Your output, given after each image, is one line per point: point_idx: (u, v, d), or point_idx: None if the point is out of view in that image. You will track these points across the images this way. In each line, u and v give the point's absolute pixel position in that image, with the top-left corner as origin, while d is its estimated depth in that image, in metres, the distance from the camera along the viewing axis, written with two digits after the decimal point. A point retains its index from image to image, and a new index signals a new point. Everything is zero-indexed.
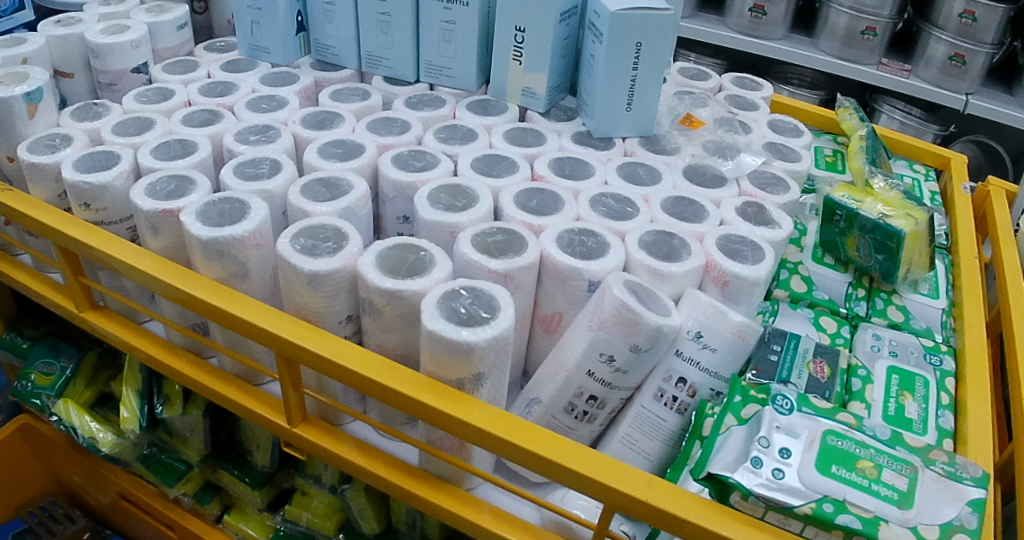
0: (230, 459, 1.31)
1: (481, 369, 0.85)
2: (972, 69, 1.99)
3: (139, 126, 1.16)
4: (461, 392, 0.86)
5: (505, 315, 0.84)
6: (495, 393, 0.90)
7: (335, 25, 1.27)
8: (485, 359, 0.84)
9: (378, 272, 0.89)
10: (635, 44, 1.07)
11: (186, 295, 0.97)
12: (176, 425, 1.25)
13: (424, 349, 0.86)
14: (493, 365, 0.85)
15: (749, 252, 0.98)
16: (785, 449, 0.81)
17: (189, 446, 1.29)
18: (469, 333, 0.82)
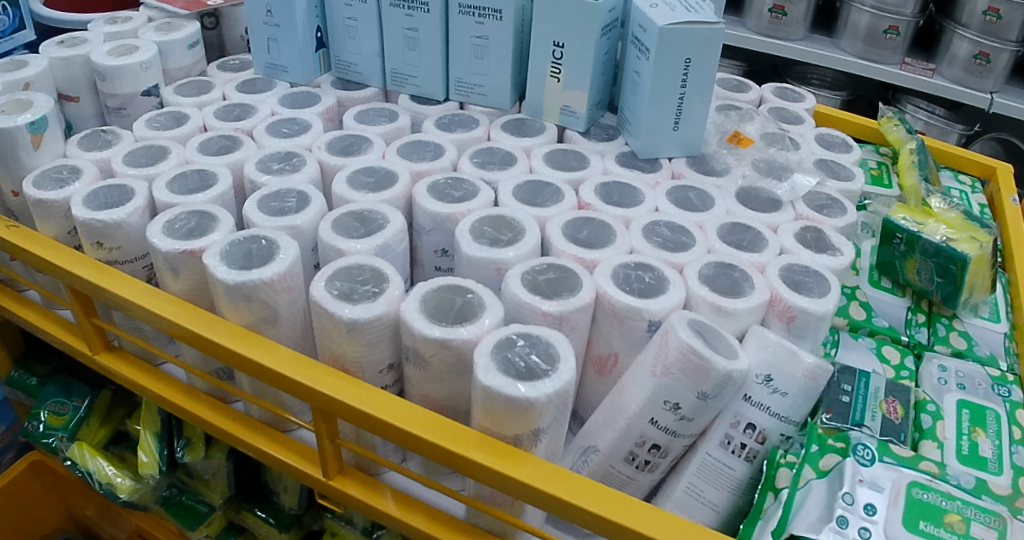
0: (254, 500, 1.26)
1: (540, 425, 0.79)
2: (998, 67, 1.88)
3: (152, 155, 1.09)
4: (516, 448, 0.80)
5: (564, 367, 0.78)
6: (552, 445, 0.84)
7: (358, 41, 1.20)
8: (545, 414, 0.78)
9: (424, 319, 0.82)
10: (684, 60, 1.00)
11: (210, 342, 0.90)
12: (197, 468, 1.20)
13: (478, 403, 0.80)
14: (553, 419, 0.79)
15: (815, 283, 0.91)
16: (870, 505, 0.74)
17: (211, 488, 1.23)
18: (527, 389, 0.75)
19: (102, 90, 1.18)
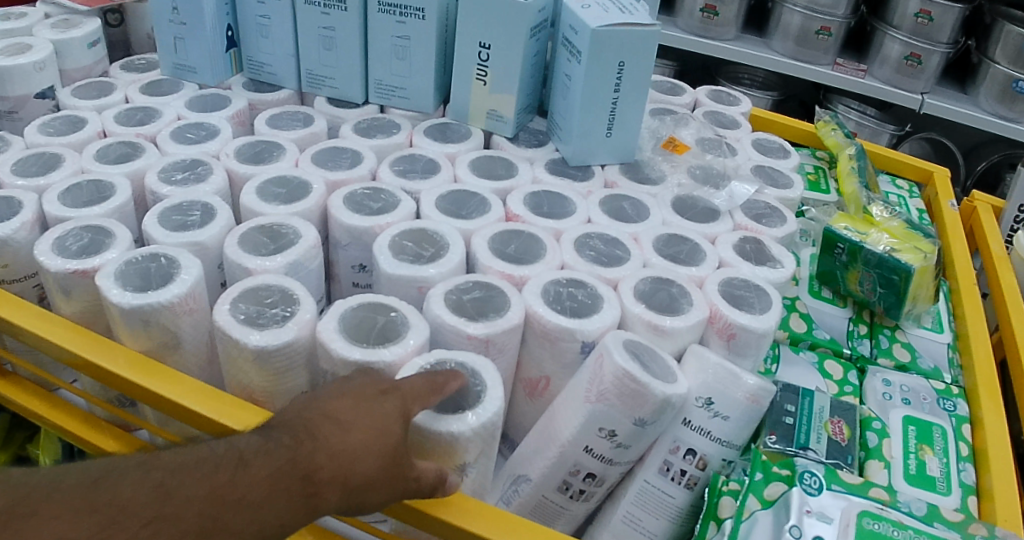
0: None
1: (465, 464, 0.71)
2: (929, 67, 1.83)
3: (44, 164, 0.97)
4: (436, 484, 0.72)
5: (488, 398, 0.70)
6: (481, 480, 0.77)
7: (271, 40, 1.11)
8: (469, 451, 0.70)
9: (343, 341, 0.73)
10: (617, 63, 0.95)
11: (107, 373, 0.79)
12: None
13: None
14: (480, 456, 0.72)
15: (755, 298, 0.86)
16: (819, 538, 0.69)
17: None
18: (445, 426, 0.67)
19: None
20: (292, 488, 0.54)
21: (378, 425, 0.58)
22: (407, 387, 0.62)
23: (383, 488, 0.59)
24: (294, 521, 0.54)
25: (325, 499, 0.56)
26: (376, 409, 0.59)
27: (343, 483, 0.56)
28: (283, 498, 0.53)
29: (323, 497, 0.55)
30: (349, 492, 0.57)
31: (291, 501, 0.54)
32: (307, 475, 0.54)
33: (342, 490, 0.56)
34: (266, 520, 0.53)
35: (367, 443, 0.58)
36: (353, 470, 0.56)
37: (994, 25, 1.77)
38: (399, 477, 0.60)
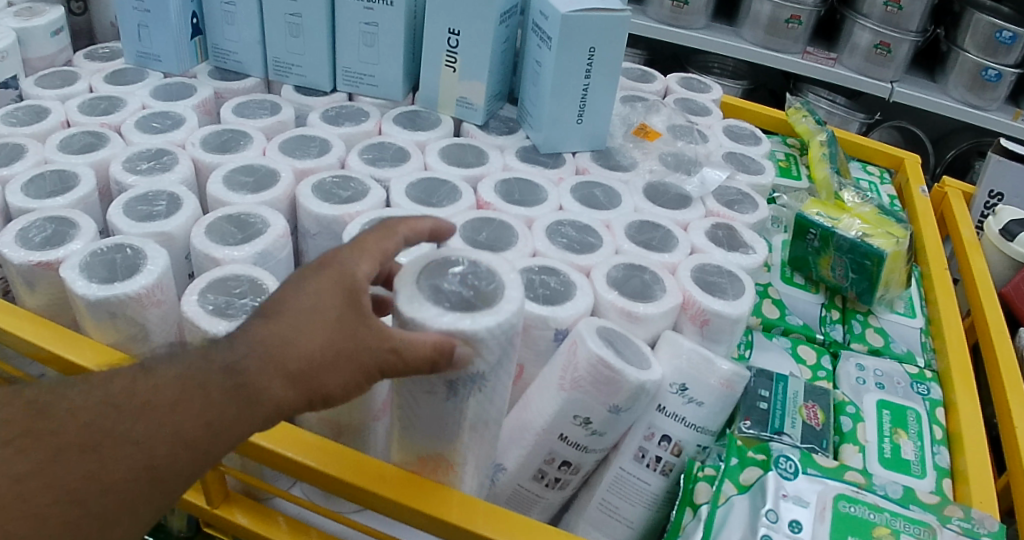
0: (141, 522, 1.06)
1: (482, 366, 0.58)
2: (898, 56, 1.85)
3: (6, 154, 0.93)
4: (423, 478, 0.70)
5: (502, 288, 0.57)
6: (497, 401, 0.65)
7: (236, 28, 1.09)
8: (491, 349, 0.56)
9: None
10: (588, 49, 0.94)
11: (73, 365, 0.76)
12: None
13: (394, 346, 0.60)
14: (499, 357, 0.58)
15: (728, 284, 0.86)
16: (796, 521, 0.69)
17: None
18: (471, 327, 0.54)
19: None
20: (212, 382, 0.47)
21: (313, 304, 0.50)
22: (349, 252, 0.53)
23: (338, 367, 0.49)
24: (229, 418, 0.47)
25: (262, 390, 0.48)
26: (312, 285, 0.51)
27: (282, 372, 0.48)
28: (204, 394, 0.47)
29: (259, 390, 0.47)
30: (290, 379, 0.48)
31: (215, 396, 0.47)
32: (227, 370, 0.47)
33: (282, 379, 0.48)
34: (182, 423, 0.46)
35: (305, 324, 0.49)
36: (285, 354, 0.48)
37: (963, 14, 1.79)
38: (357, 352, 0.50)
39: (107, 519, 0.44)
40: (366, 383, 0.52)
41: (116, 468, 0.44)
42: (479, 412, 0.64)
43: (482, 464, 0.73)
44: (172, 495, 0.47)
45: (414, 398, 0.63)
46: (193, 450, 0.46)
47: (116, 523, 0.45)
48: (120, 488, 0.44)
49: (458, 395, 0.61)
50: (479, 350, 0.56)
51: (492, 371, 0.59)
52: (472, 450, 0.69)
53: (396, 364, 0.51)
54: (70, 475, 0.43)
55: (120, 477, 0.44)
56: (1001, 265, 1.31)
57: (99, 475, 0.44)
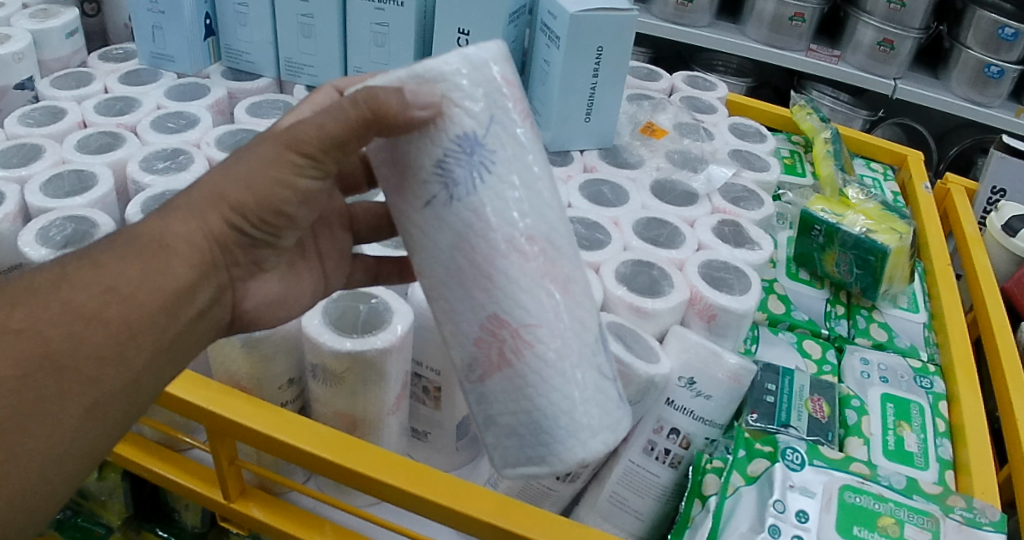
0: (155, 518, 1.07)
1: (470, 125, 0.47)
2: (901, 53, 1.86)
3: (26, 155, 0.94)
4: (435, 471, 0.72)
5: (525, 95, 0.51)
6: (539, 211, 0.49)
7: (249, 28, 1.11)
8: (474, 97, 0.47)
9: (332, 333, 0.74)
10: (596, 48, 0.95)
11: None
12: (88, 488, 1.00)
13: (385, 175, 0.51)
14: (493, 112, 0.48)
15: (735, 280, 0.87)
16: (802, 511, 0.71)
17: (108, 508, 1.03)
18: (445, 62, 0.46)
19: None
20: (106, 250, 0.46)
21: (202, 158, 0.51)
22: None
23: (235, 176, 0.48)
24: (131, 277, 0.46)
25: (165, 233, 0.47)
26: None
27: (175, 212, 0.48)
28: (96, 266, 0.46)
29: (160, 240, 0.47)
30: (188, 212, 0.48)
31: (111, 259, 0.46)
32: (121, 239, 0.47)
33: (185, 222, 0.48)
34: (79, 290, 0.44)
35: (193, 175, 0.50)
36: (177, 200, 0.49)
37: (966, 11, 1.80)
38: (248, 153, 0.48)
39: (9, 423, 0.42)
40: (290, 180, 0.47)
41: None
42: (510, 218, 0.48)
43: (577, 356, 0.51)
44: (91, 388, 0.44)
45: (420, 223, 0.50)
46: (95, 321, 0.44)
47: (24, 428, 0.42)
48: (13, 383, 0.42)
49: (456, 178, 0.47)
50: (456, 97, 0.46)
51: (492, 135, 0.48)
52: (539, 301, 0.49)
53: (303, 128, 0.46)
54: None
55: (5, 373, 0.42)
56: (1003, 260, 1.32)
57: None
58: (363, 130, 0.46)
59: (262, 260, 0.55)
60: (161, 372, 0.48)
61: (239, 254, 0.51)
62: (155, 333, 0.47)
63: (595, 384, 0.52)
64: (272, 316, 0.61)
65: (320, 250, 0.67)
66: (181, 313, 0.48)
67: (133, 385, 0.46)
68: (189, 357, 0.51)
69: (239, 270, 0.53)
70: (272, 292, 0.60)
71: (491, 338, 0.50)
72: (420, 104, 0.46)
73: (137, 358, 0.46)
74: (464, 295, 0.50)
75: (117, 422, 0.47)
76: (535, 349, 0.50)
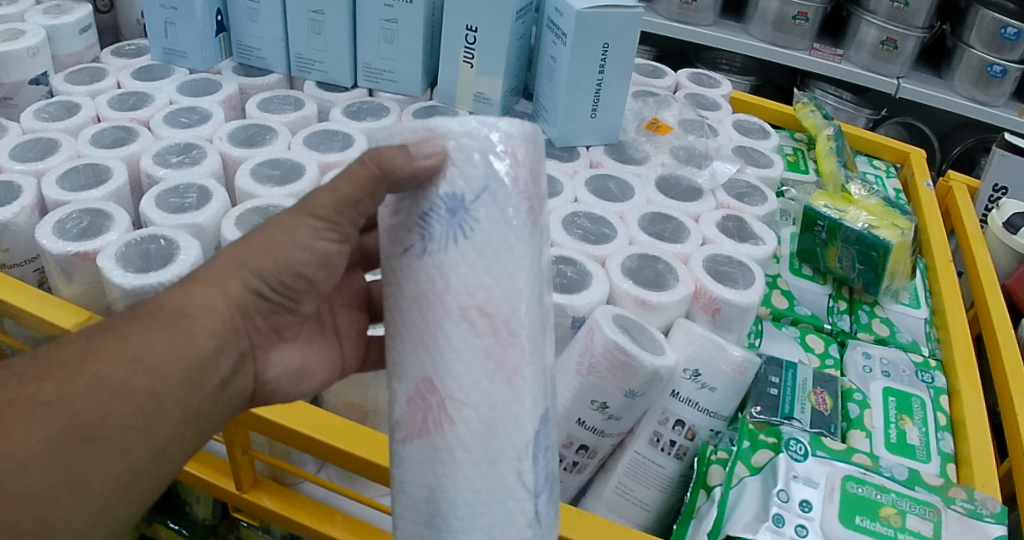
0: (166, 510, 1.09)
1: (461, 186, 0.49)
2: (904, 52, 1.87)
3: (41, 149, 0.96)
4: None
5: (541, 169, 0.52)
6: (502, 288, 0.49)
7: (259, 25, 1.12)
8: (473, 163, 0.49)
9: None
10: (602, 45, 0.97)
11: None
12: None
13: (387, 232, 0.53)
14: (488, 181, 0.49)
15: (739, 274, 0.88)
16: (805, 501, 0.72)
17: None
18: (458, 123, 0.49)
19: None
20: (129, 322, 0.50)
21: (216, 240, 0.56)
22: None
23: (254, 256, 0.53)
24: (155, 349, 0.49)
25: (190, 311, 0.51)
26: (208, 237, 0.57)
27: (197, 287, 0.52)
28: (122, 338, 0.49)
29: (181, 312, 0.51)
30: (209, 288, 0.53)
31: (139, 335, 0.49)
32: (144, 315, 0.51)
33: (206, 295, 0.52)
34: (109, 368, 0.48)
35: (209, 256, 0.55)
36: (197, 278, 0.53)
37: (969, 10, 1.81)
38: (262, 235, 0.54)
39: (43, 494, 0.46)
40: (305, 240, 0.54)
41: (30, 436, 0.45)
42: (468, 287, 0.49)
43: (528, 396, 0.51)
44: (119, 460, 0.48)
45: (392, 265, 0.52)
46: (121, 394, 0.48)
47: (58, 499, 0.46)
48: (45, 455, 0.46)
49: (433, 234, 0.49)
50: (457, 158, 0.49)
51: (480, 202, 0.49)
52: (474, 380, 0.50)
53: (316, 196, 0.53)
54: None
55: (39, 445, 0.45)
56: (1004, 257, 1.34)
57: (13, 447, 0.45)
58: (370, 185, 0.51)
59: (278, 328, 0.59)
60: (185, 440, 0.51)
61: (255, 321, 0.56)
62: (178, 402, 0.50)
63: (508, 490, 0.51)
64: (293, 390, 0.63)
65: (339, 329, 0.68)
66: (203, 383, 0.51)
67: (159, 454, 0.50)
68: (214, 420, 0.54)
69: (258, 338, 0.58)
70: (293, 363, 0.63)
71: (420, 402, 0.51)
72: (422, 154, 0.49)
73: (163, 425, 0.50)
74: (407, 351, 0.51)
75: (144, 488, 0.50)
76: (455, 426, 0.50)
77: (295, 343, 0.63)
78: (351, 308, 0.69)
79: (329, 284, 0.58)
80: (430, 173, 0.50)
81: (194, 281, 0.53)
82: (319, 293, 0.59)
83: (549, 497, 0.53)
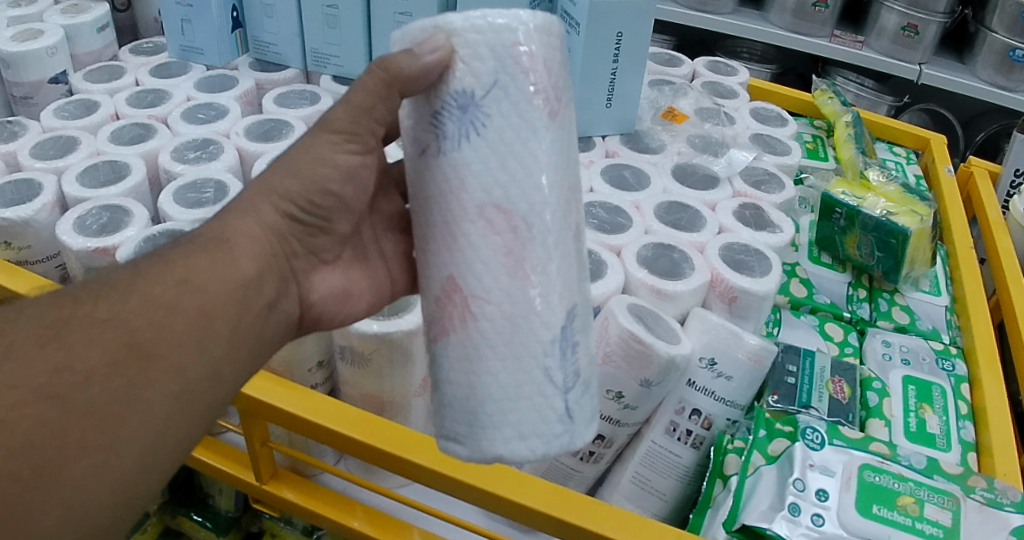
0: (190, 502, 1.10)
1: (471, 82, 0.49)
2: (926, 38, 1.84)
3: (62, 146, 0.98)
4: None
5: (558, 62, 0.50)
6: (518, 185, 0.49)
7: (276, 20, 1.14)
8: (482, 58, 0.48)
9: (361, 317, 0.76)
10: (615, 34, 0.97)
11: None
12: None
13: (408, 135, 0.53)
14: (498, 75, 0.48)
15: (756, 263, 0.88)
16: (822, 490, 0.71)
17: None
18: (462, 19, 0.48)
19: (7, 78, 1.07)
20: (173, 250, 0.50)
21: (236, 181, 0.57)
22: None
23: (277, 181, 0.55)
24: (201, 272, 0.49)
25: (229, 238, 0.52)
26: None
27: (231, 216, 0.53)
28: (167, 264, 0.48)
29: (221, 239, 0.52)
30: (242, 217, 0.53)
31: (185, 258, 0.49)
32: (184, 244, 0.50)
33: (243, 223, 0.53)
34: (158, 287, 0.47)
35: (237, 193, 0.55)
36: (228, 211, 0.54)
37: None
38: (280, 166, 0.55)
39: (105, 408, 0.43)
40: (330, 156, 0.55)
41: (88, 352, 0.43)
42: (483, 184, 0.49)
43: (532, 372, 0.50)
44: (178, 375, 0.46)
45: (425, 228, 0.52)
46: (174, 310, 0.47)
47: (120, 414, 0.43)
48: (105, 370, 0.43)
49: (446, 133, 0.49)
50: (465, 53, 0.48)
51: (492, 98, 0.48)
52: (494, 277, 0.50)
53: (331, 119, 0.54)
54: (35, 371, 0.42)
55: (97, 359, 0.43)
56: None
57: (73, 362, 0.43)
58: (382, 90, 0.51)
59: (316, 251, 0.60)
60: (240, 362, 0.50)
61: (295, 244, 0.56)
62: (229, 320, 0.49)
63: (535, 386, 0.51)
64: (339, 313, 0.64)
65: (384, 253, 0.67)
66: (250, 303, 0.51)
67: (215, 373, 0.48)
68: (263, 352, 0.53)
69: (298, 263, 0.58)
70: (336, 285, 0.63)
71: (446, 303, 0.52)
72: (426, 51, 0.48)
73: (215, 345, 0.48)
74: (433, 253, 0.52)
75: (203, 412, 0.48)
76: (479, 321, 0.50)
77: (337, 267, 0.63)
78: (395, 232, 0.68)
79: (360, 200, 0.59)
80: (438, 68, 0.49)
81: (227, 216, 0.54)
82: (351, 212, 0.59)
83: (583, 394, 0.54)
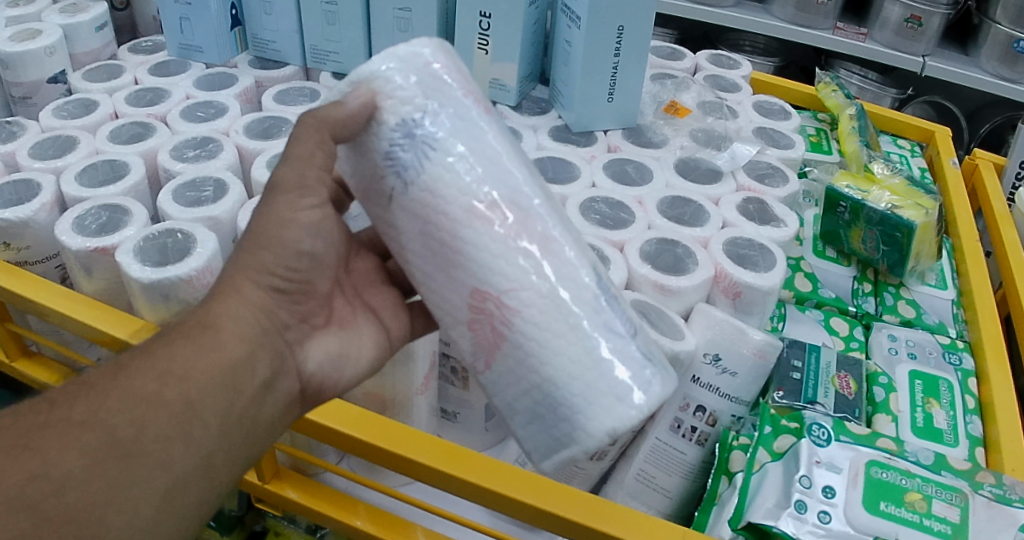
0: None
1: (407, 110, 0.53)
2: (930, 29, 1.83)
3: (60, 146, 0.97)
4: (448, 444, 0.73)
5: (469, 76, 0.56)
6: None
7: (274, 17, 1.13)
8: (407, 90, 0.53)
9: None
10: (616, 28, 0.95)
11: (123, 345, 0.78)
12: None
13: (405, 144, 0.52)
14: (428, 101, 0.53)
15: (759, 257, 0.87)
16: (828, 487, 0.70)
17: None
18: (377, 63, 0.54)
19: (6, 77, 1.07)
20: (155, 341, 0.49)
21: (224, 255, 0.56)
22: None
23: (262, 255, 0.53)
24: (184, 360, 0.48)
25: (213, 323, 0.50)
26: None
27: (217, 298, 0.52)
28: (149, 356, 0.47)
29: (206, 322, 0.50)
30: (227, 297, 0.52)
31: (167, 351, 0.48)
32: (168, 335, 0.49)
33: (228, 305, 0.52)
34: (139, 384, 0.46)
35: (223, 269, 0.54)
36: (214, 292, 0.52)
37: None
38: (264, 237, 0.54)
39: (86, 515, 0.43)
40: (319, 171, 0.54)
41: (64, 456, 0.43)
42: None
43: None
44: (163, 471, 0.45)
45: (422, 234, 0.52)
46: (157, 404, 0.46)
47: (103, 518, 0.43)
48: (84, 474, 0.43)
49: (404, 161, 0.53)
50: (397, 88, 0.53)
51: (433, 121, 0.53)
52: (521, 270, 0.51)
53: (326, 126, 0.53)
54: (11, 478, 0.41)
55: (75, 463, 0.43)
56: None
57: (49, 469, 0.42)
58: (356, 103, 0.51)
59: (306, 319, 0.58)
60: (231, 448, 0.49)
61: (282, 317, 0.55)
62: (217, 410, 0.48)
63: None
64: (339, 377, 0.62)
65: (372, 304, 0.67)
66: (241, 387, 0.50)
67: (205, 463, 0.47)
68: (258, 433, 0.52)
69: (290, 334, 0.56)
70: (332, 349, 0.61)
71: (479, 317, 0.54)
72: (350, 100, 0.53)
73: (202, 435, 0.47)
74: None
75: (194, 504, 0.47)
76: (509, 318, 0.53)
77: (330, 330, 0.62)
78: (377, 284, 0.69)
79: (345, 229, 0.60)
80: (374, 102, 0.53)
81: (215, 296, 0.52)
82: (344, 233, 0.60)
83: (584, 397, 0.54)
